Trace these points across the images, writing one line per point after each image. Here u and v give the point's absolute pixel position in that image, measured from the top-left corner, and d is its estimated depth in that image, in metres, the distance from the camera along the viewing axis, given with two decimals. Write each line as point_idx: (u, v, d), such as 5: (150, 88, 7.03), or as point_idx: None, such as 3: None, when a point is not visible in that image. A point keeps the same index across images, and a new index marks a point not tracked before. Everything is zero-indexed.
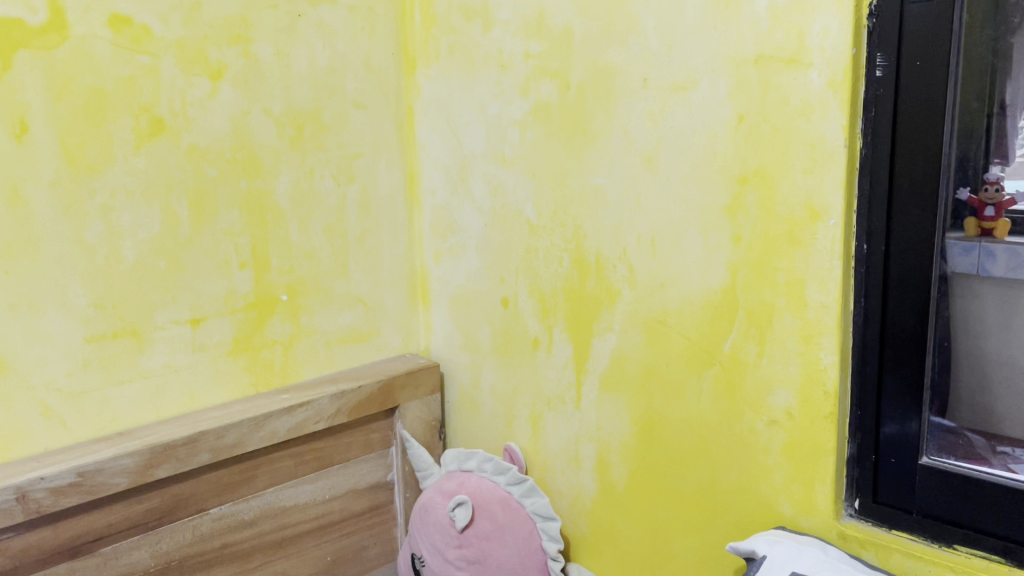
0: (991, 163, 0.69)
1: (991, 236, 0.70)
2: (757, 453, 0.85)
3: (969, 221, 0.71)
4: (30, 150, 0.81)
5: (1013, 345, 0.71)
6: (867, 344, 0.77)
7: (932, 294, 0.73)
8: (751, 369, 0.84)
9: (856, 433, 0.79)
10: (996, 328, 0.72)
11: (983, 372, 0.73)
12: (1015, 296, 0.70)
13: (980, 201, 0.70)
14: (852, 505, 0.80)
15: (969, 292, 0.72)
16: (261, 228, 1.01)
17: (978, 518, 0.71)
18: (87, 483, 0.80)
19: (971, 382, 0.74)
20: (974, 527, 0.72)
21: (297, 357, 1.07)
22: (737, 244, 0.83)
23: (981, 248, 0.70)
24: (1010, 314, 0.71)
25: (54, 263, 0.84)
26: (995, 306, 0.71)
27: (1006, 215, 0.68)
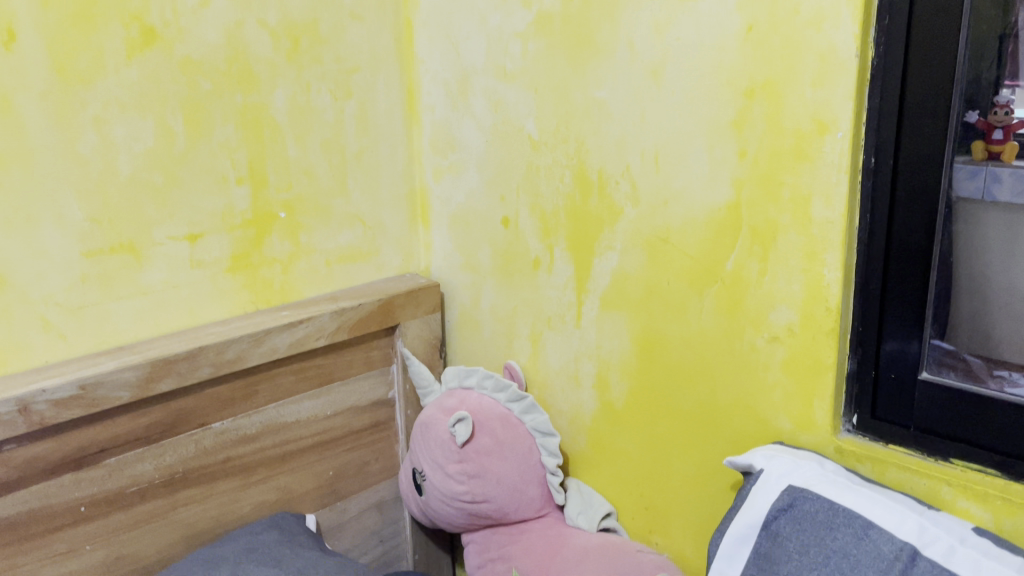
0: (1002, 84, 0.68)
1: (998, 159, 0.69)
2: (757, 370, 0.85)
3: (977, 144, 0.69)
4: (19, 59, 0.79)
5: (1014, 270, 0.71)
6: (872, 260, 0.76)
7: (940, 211, 0.71)
8: (753, 286, 0.83)
9: (857, 349, 0.79)
10: (999, 254, 0.72)
11: (986, 295, 0.73)
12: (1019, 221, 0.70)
13: (989, 123, 0.68)
14: (850, 420, 0.81)
15: (973, 217, 0.71)
16: (258, 143, 0.99)
17: (975, 433, 0.72)
18: (88, 396, 0.81)
19: (972, 307, 0.74)
20: (970, 441, 0.72)
21: (296, 275, 1.07)
22: (742, 159, 0.81)
23: (988, 172, 0.69)
24: (1014, 239, 0.70)
25: (48, 176, 0.83)
26: (1000, 230, 0.71)
27: (1016, 138, 0.67)
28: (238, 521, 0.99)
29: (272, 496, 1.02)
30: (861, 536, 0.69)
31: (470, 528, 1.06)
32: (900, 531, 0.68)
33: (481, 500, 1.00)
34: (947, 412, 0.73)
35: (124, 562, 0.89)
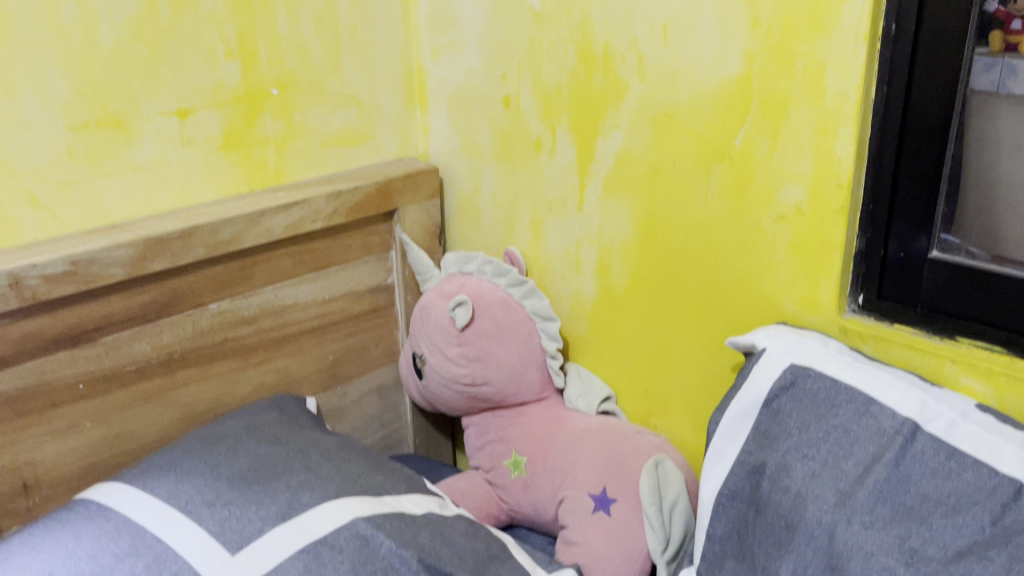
0: None
1: (1016, 51, 0.65)
2: (763, 251, 0.83)
3: (995, 35, 0.66)
4: None
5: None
6: (887, 133, 0.73)
7: (961, 83, 0.67)
8: (762, 164, 0.81)
9: (867, 228, 0.76)
10: (1009, 148, 0.69)
11: (993, 188, 0.70)
12: None
13: (1007, 13, 0.65)
14: (856, 300, 0.79)
15: (987, 111, 0.69)
16: (248, 15, 0.95)
17: (983, 311, 0.71)
18: (81, 273, 0.80)
19: (977, 203, 0.71)
20: (977, 319, 0.71)
21: (291, 157, 1.04)
22: (755, 29, 0.77)
23: (1005, 64, 0.66)
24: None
25: (27, 44, 0.79)
26: (1012, 124, 0.68)
27: None
28: (238, 402, 0.99)
29: (272, 378, 1.01)
30: (862, 411, 0.69)
31: (470, 412, 1.07)
32: (902, 407, 0.68)
33: (481, 383, 1.00)
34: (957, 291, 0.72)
35: (125, 440, 0.89)
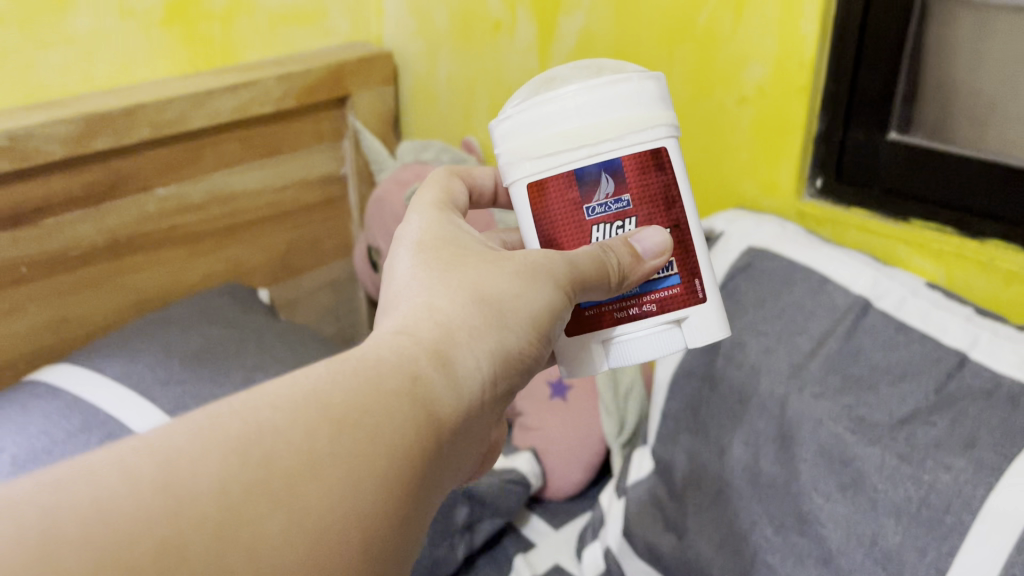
0: None
1: None
2: (726, 133, 0.81)
3: None
4: None
5: (982, 70, 0.67)
6: (845, 41, 0.72)
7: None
8: (726, 42, 0.78)
9: (826, 110, 0.75)
10: (965, 49, 0.67)
11: (950, 78, 0.69)
12: (993, 18, 0.65)
13: None
14: (814, 186, 0.79)
15: (946, 9, 0.67)
16: None
17: (959, 197, 0.69)
18: (16, 150, 0.76)
19: (937, 103, 0.70)
20: (957, 209, 0.70)
21: (238, 35, 0.96)
22: None
23: None
24: (982, 36, 0.66)
25: None
26: (970, 23, 0.66)
27: None
28: (190, 289, 0.97)
29: (223, 268, 0.99)
30: (816, 289, 0.71)
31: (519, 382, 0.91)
32: (855, 285, 0.69)
33: None
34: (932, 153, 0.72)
35: (72, 324, 0.87)
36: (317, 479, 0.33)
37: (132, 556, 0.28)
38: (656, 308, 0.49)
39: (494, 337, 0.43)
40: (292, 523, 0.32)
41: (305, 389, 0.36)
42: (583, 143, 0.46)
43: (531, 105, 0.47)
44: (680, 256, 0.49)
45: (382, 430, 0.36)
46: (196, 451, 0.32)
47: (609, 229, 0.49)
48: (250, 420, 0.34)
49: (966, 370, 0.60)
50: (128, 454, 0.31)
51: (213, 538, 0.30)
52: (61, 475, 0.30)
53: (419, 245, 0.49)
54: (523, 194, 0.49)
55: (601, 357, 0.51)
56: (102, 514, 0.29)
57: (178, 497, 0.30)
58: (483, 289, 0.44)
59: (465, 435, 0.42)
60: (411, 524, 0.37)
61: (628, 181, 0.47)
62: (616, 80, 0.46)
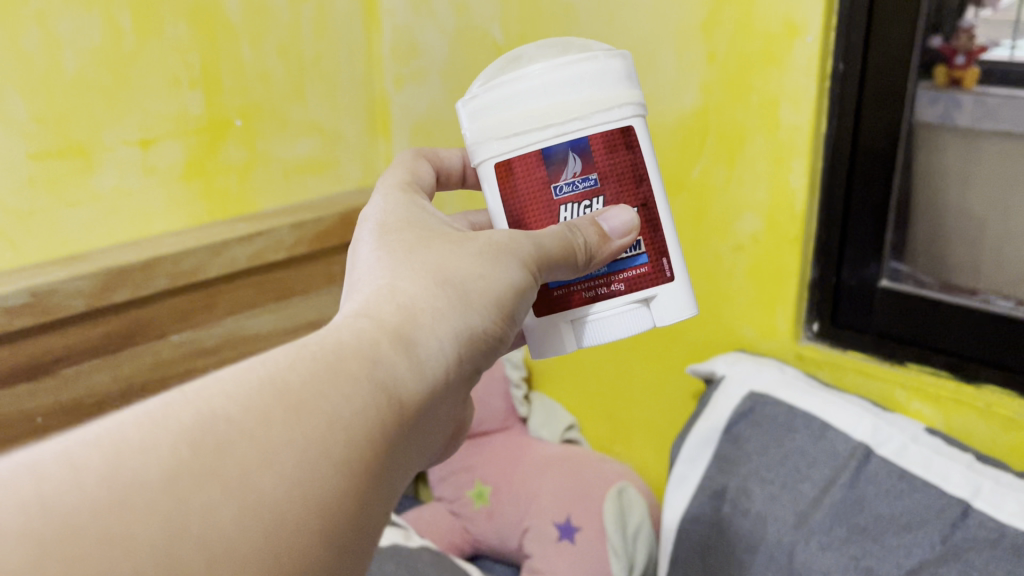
0: (967, 7, 0.66)
1: (958, 86, 0.68)
2: (723, 278, 0.84)
3: (940, 70, 0.68)
4: None
5: (971, 201, 0.71)
6: (834, 190, 0.76)
7: (903, 142, 0.71)
8: (719, 193, 0.82)
9: (820, 257, 0.79)
10: (954, 182, 0.71)
11: (942, 211, 0.73)
12: (978, 150, 0.69)
13: (952, 48, 0.67)
14: (811, 328, 0.82)
15: (933, 144, 0.71)
16: (210, 44, 0.92)
17: (952, 342, 0.71)
18: (41, 304, 0.79)
19: (929, 232, 0.74)
20: (952, 354, 0.72)
21: (255, 186, 1.01)
22: (711, 62, 0.78)
23: (949, 98, 0.68)
24: (970, 171, 0.70)
25: None
26: (956, 158, 0.71)
27: (977, 64, 0.67)
28: None
29: None
30: (818, 436, 0.71)
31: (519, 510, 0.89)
32: (856, 432, 0.70)
33: None
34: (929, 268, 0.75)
35: None
36: (269, 455, 0.33)
37: (76, 547, 0.27)
38: (624, 287, 0.50)
39: (455, 318, 0.43)
40: (245, 501, 0.31)
41: (262, 373, 0.35)
42: (549, 122, 0.47)
43: (500, 82, 0.47)
44: (647, 235, 0.49)
45: (338, 408, 0.36)
46: (144, 442, 0.31)
47: (577, 208, 0.49)
48: (203, 406, 0.33)
49: (970, 520, 0.61)
50: (75, 448, 0.30)
51: (161, 526, 0.29)
52: (4, 468, 0.29)
53: (383, 228, 0.49)
54: (490, 175, 0.49)
55: (569, 337, 0.51)
56: (45, 507, 0.28)
57: (126, 486, 0.29)
58: (447, 274, 0.44)
59: (428, 418, 0.41)
60: (372, 503, 0.37)
61: (595, 160, 0.48)
62: (583, 58, 0.47)
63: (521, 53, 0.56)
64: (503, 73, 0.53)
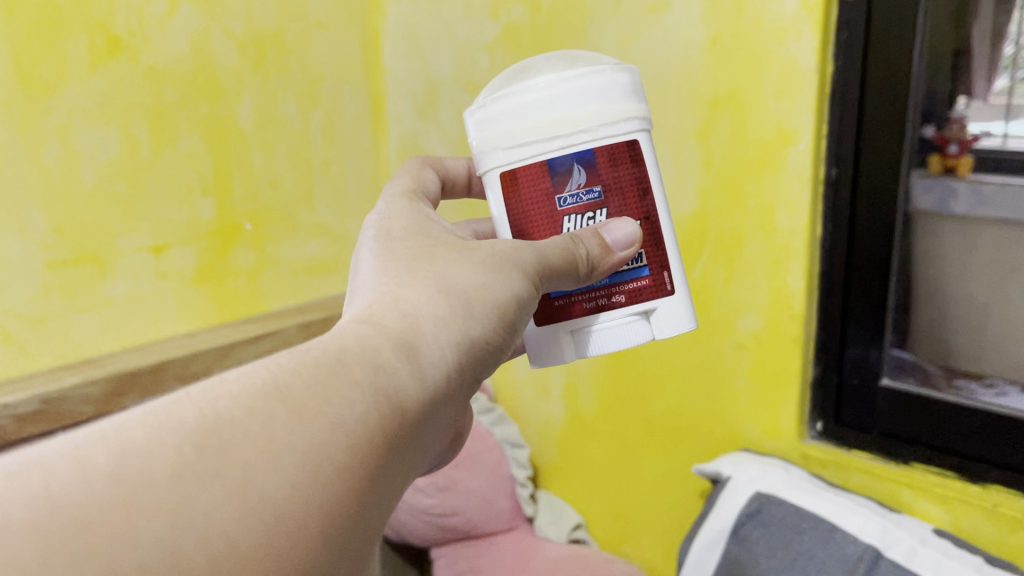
0: (956, 100, 0.74)
1: (954, 172, 0.74)
2: (725, 377, 0.85)
3: (935, 159, 0.74)
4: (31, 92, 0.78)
5: (970, 283, 0.77)
6: (833, 289, 0.77)
7: (898, 226, 0.73)
8: (720, 294, 0.83)
9: (820, 357, 0.80)
10: (953, 263, 0.77)
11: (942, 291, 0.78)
12: (976, 233, 0.75)
13: (944, 138, 0.74)
14: (815, 427, 0.82)
15: (932, 229, 0.76)
16: (223, 153, 0.96)
17: (956, 442, 0.72)
18: (51, 411, 0.77)
19: (928, 313, 0.78)
20: (957, 453, 0.72)
21: (263, 287, 1.04)
22: (707, 169, 0.81)
23: (945, 185, 0.74)
24: (970, 253, 0.76)
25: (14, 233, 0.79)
26: (954, 242, 0.76)
27: (969, 151, 0.74)
28: None
29: None
30: (826, 538, 0.71)
31: None
32: (864, 533, 0.69)
33: (451, 514, 1.00)
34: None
35: None
36: (275, 454, 0.31)
37: (84, 541, 0.26)
38: (625, 299, 0.50)
39: (459, 328, 0.43)
40: (249, 503, 0.30)
41: (266, 377, 0.34)
42: (555, 133, 0.47)
43: (507, 92, 0.48)
44: (649, 249, 0.50)
45: (344, 409, 0.34)
46: (150, 442, 0.29)
47: (580, 220, 0.50)
48: (207, 408, 0.32)
49: None
50: (82, 446, 0.29)
51: (169, 525, 0.27)
52: (11, 467, 0.28)
53: (389, 238, 0.49)
54: (496, 184, 0.50)
55: (570, 347, 0.51)
56: (52, 504, 0.26)
57: (133, 484, 0.28)
58: (449, 284, 0.44)
59: (430, 425, 0.40)
60: (373, 512, 0.35)
61: (600, 172, 0.48)
62: (591, 71, 0.48)
63: (529, 63, 0.56)
64: (510, 81, 0.54)
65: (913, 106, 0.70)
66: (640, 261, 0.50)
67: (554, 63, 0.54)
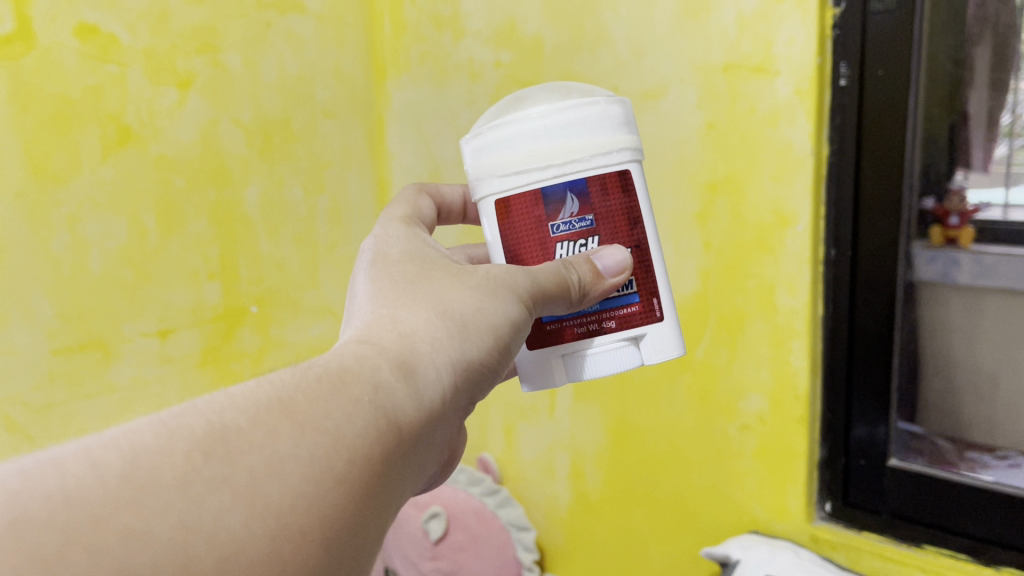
0: (955, 170, 0.71)
1: (956, 244, 0.72)
2: (731, 458, 0.84)
3: (935, 229, 0.72)
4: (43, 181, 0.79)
5: (980, 353, 0.73)
6: (836, 368, 0.77)
7: (900, 299, 0.73)
8: (724, 375, 0.83)
9: (826, 436, 0.79)
10: (961, 335, 0.74)
11: (956, 364, 0.74)
12: (981, 304, 0.72)
13: (945, 210, 0.72)
14: (824, 508, 0.81)
15: (936, 299, 0.74)
16: (229, 238, 0.98)
17: (966, 522, 0.71)
18: None
19: (939, 387, 0.76)
20: (969, 534, 0.71)
21: (267, 370, 1.04)
22: (707, 250, 0.82)
23: (947, 256, 0.72)
24: (976, 323, 0.72)
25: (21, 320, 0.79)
26: (961, 313, 0.73)
27: (971, 223, 0.71)
28: None
29: None
30: None
31: None
32: None
33: None
34: (943, 427, 0.76)
35: None
36: (280, 463, 0.32)
37: (98, 538, 0.27)
38: (616, 324, 0.51)
39: (456, 348, 0.44)
40: (254, 506, 0.31)
41: (270, 393, 0.35)
42: (549, 162, 0.48)
43: (501, 122, 0.49)
44: (640, 275, 0.51)
45: (344, 422, 0.35)
46: (161, 448, 0.31)
47: (573, 246, 0.50)
48: (215, 418, 0.33)
49: None
50: (96, 449, 0.30)
51: (178, 524, 0.29)
52: (29, 465, 0.29)
53: (386, 261, 0.50)
54: (490, 211, 0.51)
55: (561, 371, 0.52)
56: (68, 500, 0.28)
57: (144, 485, 0.29)
58: (446, 307, 0.45)
59: (427, 443, 0.41)
60: (372, 525, 0.36)
61: (593, 202, 0.49)
62: (584, 103, 0.49)
63: (524, 94, 0.58)
64: (506, 110, 0.55)
65: (907, 179, 0.71)
66: (631, 287, 0.50)
67: (551, 94, 0.56)
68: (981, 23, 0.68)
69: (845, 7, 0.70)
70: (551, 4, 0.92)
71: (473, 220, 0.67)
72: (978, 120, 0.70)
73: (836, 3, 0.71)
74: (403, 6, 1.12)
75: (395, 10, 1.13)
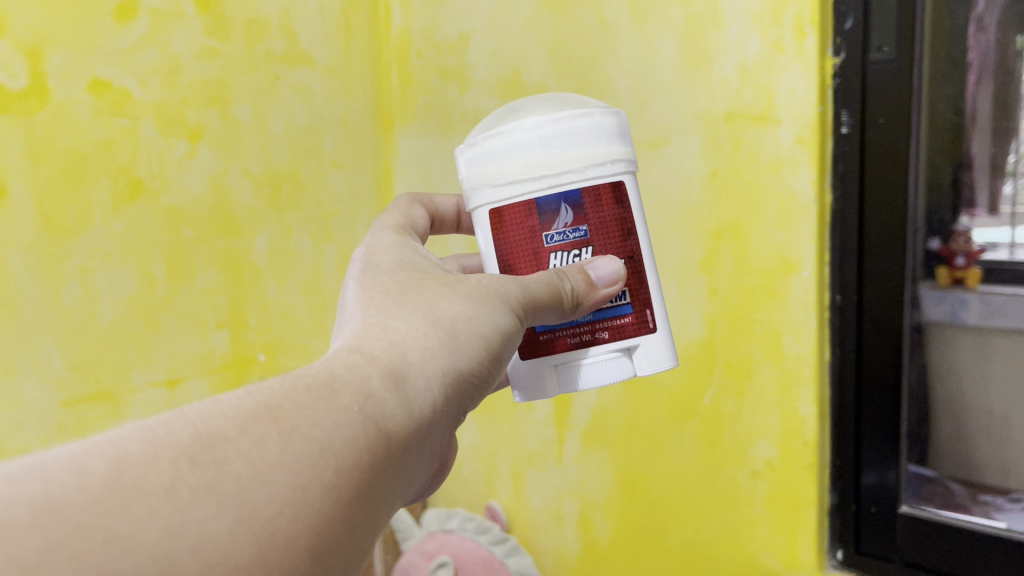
0: (959, 215, 0.72)
1: (963, 284, 0.72)
2: (740, 505, 0.84)
3: (941, 271, 0.73)
4: (55, 233, 0.80)
5: (991, 396, 0.73)
6: (845, 414, 0.77)
7: (907, 344, 0.73)
8: (732, 421, 0.83)
9: (836, 484, 0.79)
10: (971, 376, 0.74)
11: (966, 407, 0.74)
12: (991, 344, 0.72)
13: (951, 250, 0.73)
14: (835, 556, 0.80)
15: (945, 341, 0.74)
16: (238, 287, 0.99)
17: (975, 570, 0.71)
18: None
19: (949, 430, 0.75)
20: None
21: None
22: (713, 296, 0.83)
23: (955, 297, 0.72)
24: (987, 364, 0.73)
25: (31, 370, 0.79)
26: (971, 355, 0.73)
27: (977, 262, 0.72)
28: None
29: None
30: None
31: None
32: None
33: None
34: (954, 470, 0.75)
35: None
36: (266, 473, 0.32)
37: (82, 546, 0.27)
38: (608, 334, 0.52)
39: (447, 357, 0.44)
40: (240, 515, 0.31)
41: (258, 400, 0.35)
42: (543, 172, 0.49)
43: (496, 132, 0.51)
44: (632, 287, 0.51)
45: (332, 430, 0.36)
46: (146, 455, 0.31)
47: (567, 256, 0.51)
48: (202, 425, 0.33)
49: None
50: (81, 456, 0.30)
51: (163, 533, 0.29)
52: (13, 472, 0.29)
53: (378, 271, 0.50)
54: (485, 221, 0.52)
55: (554, 380, 0.52)
56: (51, 507, 0.28)
57: (129, 493, 0.29)
58: (437, 316, 0.45)
59: (416, 452, 0.41)
60: (357, 534, 0.36)
61: (586, 212, 0.50)
62: (579, 114, 0.50)
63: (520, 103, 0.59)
64: (502, 120, 0.56)
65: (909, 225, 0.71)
66: (623, 298, 0.51)
67: (546, 104, 0.57)
68: (979, 72, 0.70)
69: (844, 57, 0.72)
70: (556, 56, 0.94)
71: (467, 228, 0.68)
72: (981, 165, 0.71)
73: (835, 53, 0.72)
74: (410, 57, 1.15)
75: (403, 63, 1.16)
